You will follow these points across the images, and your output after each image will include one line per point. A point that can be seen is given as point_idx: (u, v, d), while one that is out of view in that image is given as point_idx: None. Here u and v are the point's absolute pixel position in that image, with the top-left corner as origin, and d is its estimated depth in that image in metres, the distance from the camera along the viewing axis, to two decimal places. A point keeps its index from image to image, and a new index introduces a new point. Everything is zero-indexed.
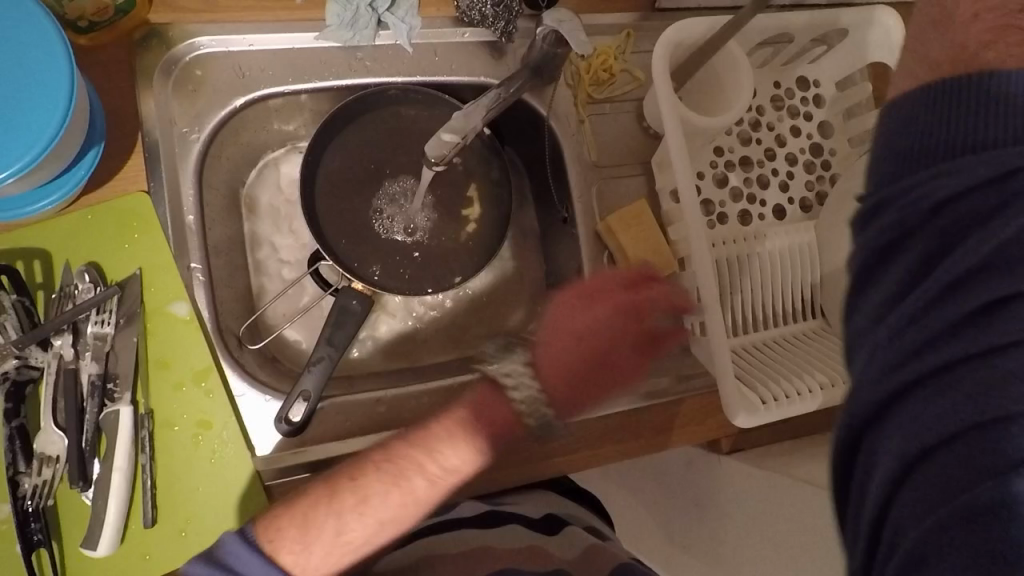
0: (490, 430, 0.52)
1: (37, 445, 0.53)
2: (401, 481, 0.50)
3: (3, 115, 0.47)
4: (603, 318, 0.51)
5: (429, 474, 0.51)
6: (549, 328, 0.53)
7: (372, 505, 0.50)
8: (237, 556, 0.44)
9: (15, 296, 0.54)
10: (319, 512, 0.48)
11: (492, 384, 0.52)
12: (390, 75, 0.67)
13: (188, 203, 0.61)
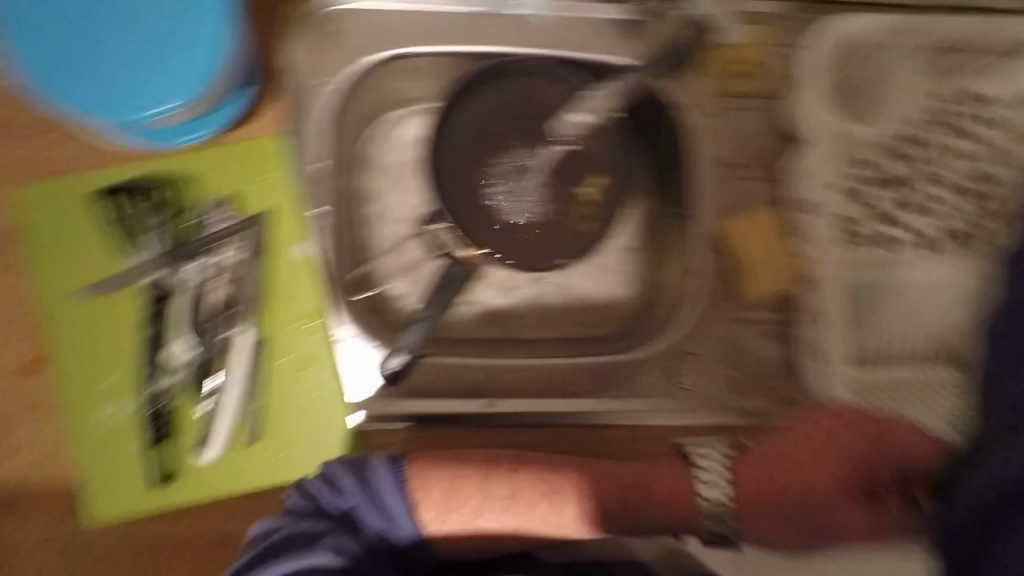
0: (670, 492, 0.57)
1: (164, 353, 0.60)
2: (553, 500, 0.57)
3: (179, 48, 0.53)
4: (818, 450, 0.57)
5: (580, 507, 0.57)
6: (768, 443, 0.58)
7: (515, 504, 0.57)
8: (380, 484, 0.54)
9: (164, 218, 0.61)
10: (466, 485, 0.56)
11: (687, 462, 0.58)
12: (524, 46, 0.69)
13: (313, 152, 0.63)
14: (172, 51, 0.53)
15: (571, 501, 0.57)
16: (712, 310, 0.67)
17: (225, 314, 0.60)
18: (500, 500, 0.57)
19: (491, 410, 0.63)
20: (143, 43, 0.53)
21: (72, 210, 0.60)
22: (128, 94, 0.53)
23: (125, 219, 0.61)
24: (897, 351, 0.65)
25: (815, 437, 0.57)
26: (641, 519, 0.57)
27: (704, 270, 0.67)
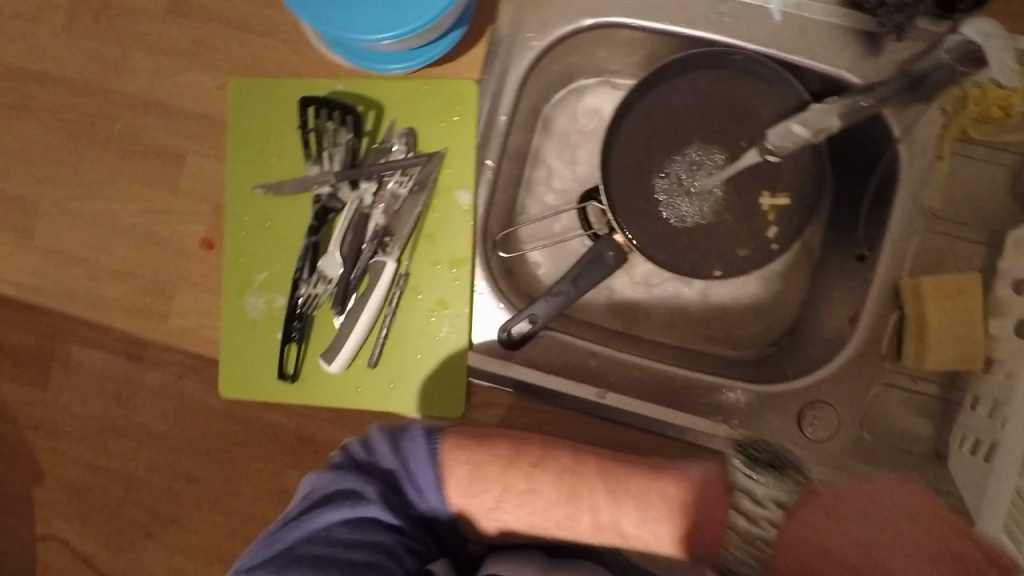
0: (713, 517, 0.56)
1: (321, 262, 0.62)
2: (571, 502, 0.57)
3: None
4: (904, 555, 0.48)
5: (598, 517, 0.57)
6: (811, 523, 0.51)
7: (535, 499, 0.57)
8: (410, 457, 0.56)
9: (349, 137, 0.61)
10: (489, 469, 0.57)
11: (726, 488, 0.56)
12: (745, 39, 0.61)
13: (505, 103, 0.63)
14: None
15: (586, 502, 0.57)
16: (865, 365, 0.62)
17: (377, 241, 0.61)
18: (525, 484, 0.57)
19: (603, 400, 0.61)
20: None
21: (268, 109, 0.63)
22: (344, 10, 0.52)
23: (308, 131, 0.62)
24: None
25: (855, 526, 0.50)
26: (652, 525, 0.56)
27: (864, 320, 0.62)
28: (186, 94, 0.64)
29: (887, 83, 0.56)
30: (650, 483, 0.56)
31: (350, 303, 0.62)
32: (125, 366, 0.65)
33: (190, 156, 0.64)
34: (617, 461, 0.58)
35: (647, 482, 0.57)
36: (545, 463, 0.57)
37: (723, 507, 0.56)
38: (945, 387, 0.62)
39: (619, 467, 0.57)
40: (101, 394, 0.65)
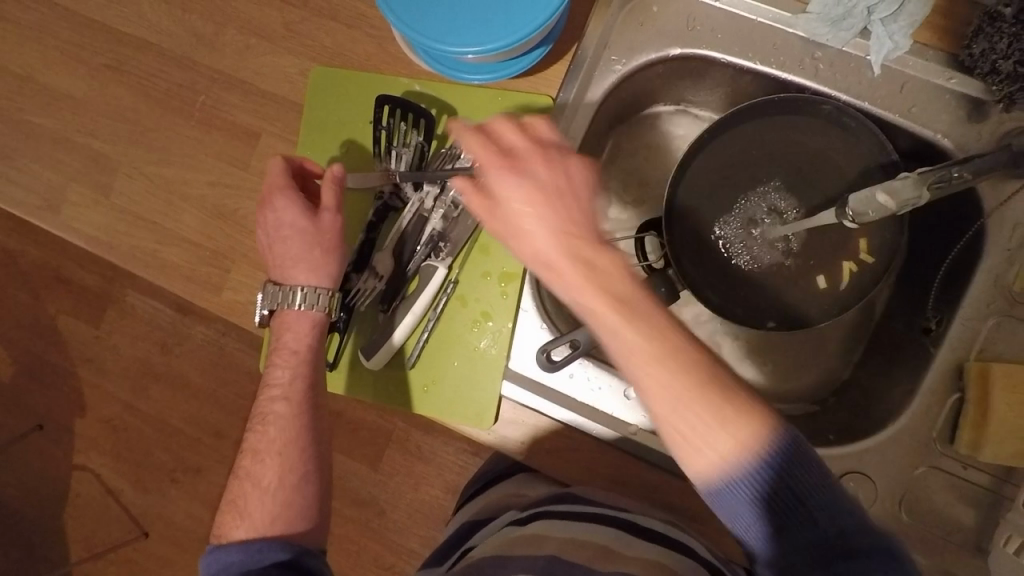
0: (298, 329, 0.59)
1: (375, 258, 0.62)
2: (264, 421, 0.58)
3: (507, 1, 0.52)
4: (291, 248, 0.58)
5: (273, 396, 0.59)
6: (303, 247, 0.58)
7: (259, 479, 0.56)
8: (236, 543, 0.53)
9: (420, 139, 0.61)
10: (249, 490, 0.56)
11: (293, 319, 0.59)
12: (838, 89, 0.59)
13: (578, 126, 0.62)
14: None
15: (275, 409, 0.58)
16: (913, 444, 0.59)
17: (430, 245, 0.62)
18: (258, 468, 0.57)
19: (629, 436, 0.60)
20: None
21: (346, 101, 0.64)
22: (438, 19, 0.52)
23: (381, 128, 0.61)
24: None
25: (289, 238, 0.58)
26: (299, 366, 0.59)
27: (919, 397, 0.59)
28: (268, 76, 0.66)
29: (986, 156, 0.53)
30: (273, 393, 0.59)
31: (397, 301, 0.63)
32: None
33: (265, 136, 0.66)
34: (251, 423, 0.59)
35: (263, 411, 0.59)
36: (253, 447, 0.58)
37: (296, 323, 0.59)
38: (998, 480, 0.58)
39: (271, 421, 0.58)
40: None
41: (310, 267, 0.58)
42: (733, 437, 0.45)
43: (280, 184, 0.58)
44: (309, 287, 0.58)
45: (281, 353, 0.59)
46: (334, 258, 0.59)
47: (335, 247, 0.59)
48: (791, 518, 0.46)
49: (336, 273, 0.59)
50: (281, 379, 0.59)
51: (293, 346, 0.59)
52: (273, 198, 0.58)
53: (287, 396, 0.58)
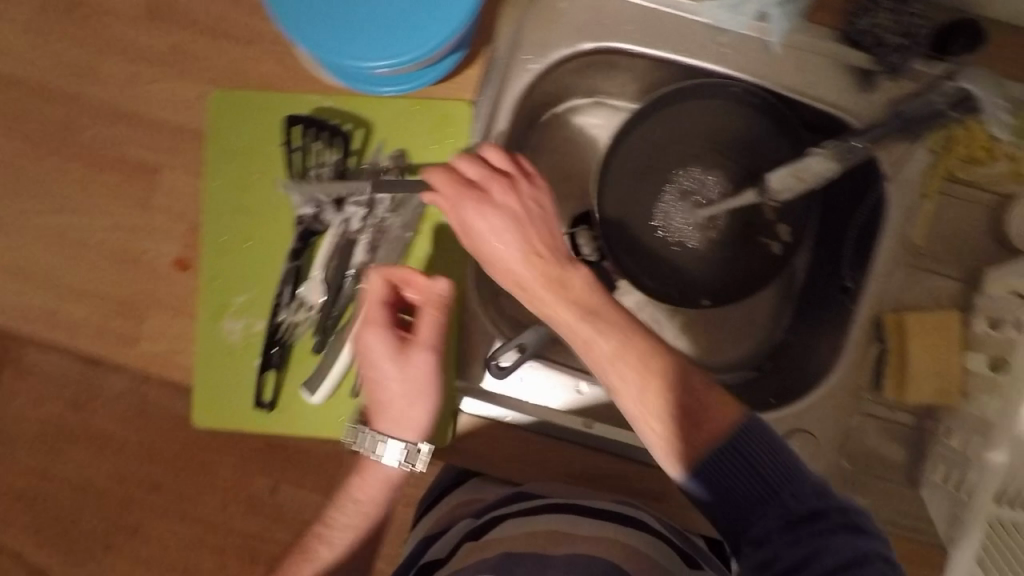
0: (377, 480, 0.56)
1: (302, 287, 0.60)
2: (297, 563, 0.54)
3: (417, 11, 0.50)
4: (386, 397, 0.55)
5: (321, 536, 0.55)
6: (396, 394, 0.55)
7: None
8: None
9: (337, 159, 0.60)
10: None
11: (371, 468, 0.56)
12: (743, 70, 0.60)
13: (501, 128, 0.60)
14: (400, 5, 0.50)
15: (314, 552, 0.54)
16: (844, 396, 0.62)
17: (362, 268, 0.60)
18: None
19: (589, 430, 0.61)
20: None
21: (250, 124, 0.60)
22: (344, 33, 0.50)
23: (293, 150, 0.60)
24: None
25: (383, 383, 0.55)
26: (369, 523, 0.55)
27: (846, 350, 0.62)
28: (161, 105, 0.61)
29: (880, 125, 0.56)
30: (326, 536, 0.55)
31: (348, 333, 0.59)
32: (83, 369, 0.63)
33: (166, 171, 0.61)
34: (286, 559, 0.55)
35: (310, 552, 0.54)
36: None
37: (374, 471, 0.56)
38: (920, 418, 0.63)
39: (304, 565, 0.53)
40: (56, 400, 0.64)
41: (409, 420, 0.55)
42: (657, 410, 0.45)
43: (383, 317, 0.54)
44: (405, 442, 0.55)
45: (349, 499, 0.56)
46: (431, 409, 0.55)
47: (429, 400, 0.55)
48: (793, 539, 0.42)
49: (429, 423, 0.56)
50: (341, 523, 0.55)
51: (363, 494, 0.56)
52: (369, 330, 0.54)
53: (337, 546, 0.54)
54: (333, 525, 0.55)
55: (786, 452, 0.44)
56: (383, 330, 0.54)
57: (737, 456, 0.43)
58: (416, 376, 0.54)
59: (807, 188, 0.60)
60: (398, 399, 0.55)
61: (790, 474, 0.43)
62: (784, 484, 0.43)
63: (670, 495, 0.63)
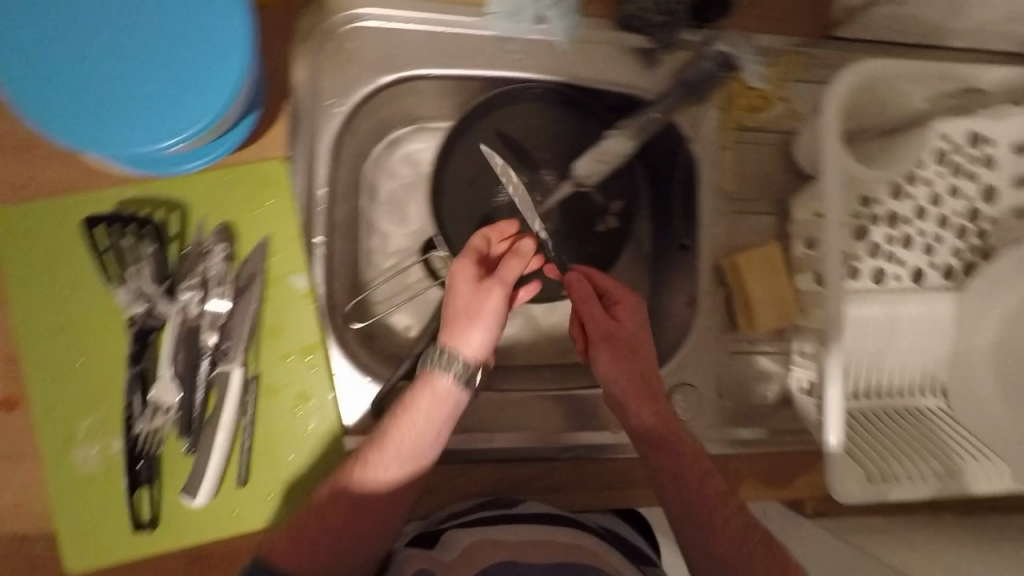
0: (430, 417, 0.54)
1: (152, 392, 0.56)
2: (355, 474, 0.53)
3: (184, 76, 0.44)
4: (454, 316, 0.55)
5: (378, 447, 0.53)
6: (467, 311, 0.54)
7: (316, 529, 0.52)
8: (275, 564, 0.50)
9: (154, 248, 0.56)
10: (299, 522, 0.52)
11: (432, 389, 0.54)
12: (538, 72, 0.64)
13: (321, 176, 0.60)
14: (164, 71, 0.43)
15: (369, 472, 0.53)
16: (710, 342, 0.69)
17: (216, 352, 0.57)
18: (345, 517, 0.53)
19: (491, 443, 0.64)
20: (122, 56, 0.43)
21: (49, 237, 0.55)
22: (117, 123, 0.43)
23: (103, 252, 0.56)
24: (887, 385, 0.68)
25: (456, 297, 0.55)
26: (434, 439, 0.54)
27: (700, 300, 0.68)
28: None
29: (667, 95, 0.62)
30: (386, 444, 0.53)
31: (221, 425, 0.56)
32: None
33: None
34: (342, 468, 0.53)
35: (365, 486, 0.53)
36: (329, 509, 0.52)
37: (429, 412, 0.54)
38: (777, 342, 0.70)
39: (364, 471, 0.53)
40: None
41: (473, 326, 0.54)
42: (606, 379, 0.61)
43: (474, 256, 0.57)
44: (460, 360, 0.54)
45: (411, 409, 0.54)
46: (495, 321, 0.55)
47: (496, 327, 0.55)
48: None
49: (487, 347, 0.55)
50: (397, 439, 0.53)
51: (421, 411, 0.53)
52: (460, 259, 0.56)
53: (394, 463, 0.53)
54: (393, 433, 0.53)
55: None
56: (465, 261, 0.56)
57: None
58: (490, 302, 0.54)
59: (609, 164, 0.66)
60: (467, 311, 0.54)
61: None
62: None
63: (581, 483, 0.66)
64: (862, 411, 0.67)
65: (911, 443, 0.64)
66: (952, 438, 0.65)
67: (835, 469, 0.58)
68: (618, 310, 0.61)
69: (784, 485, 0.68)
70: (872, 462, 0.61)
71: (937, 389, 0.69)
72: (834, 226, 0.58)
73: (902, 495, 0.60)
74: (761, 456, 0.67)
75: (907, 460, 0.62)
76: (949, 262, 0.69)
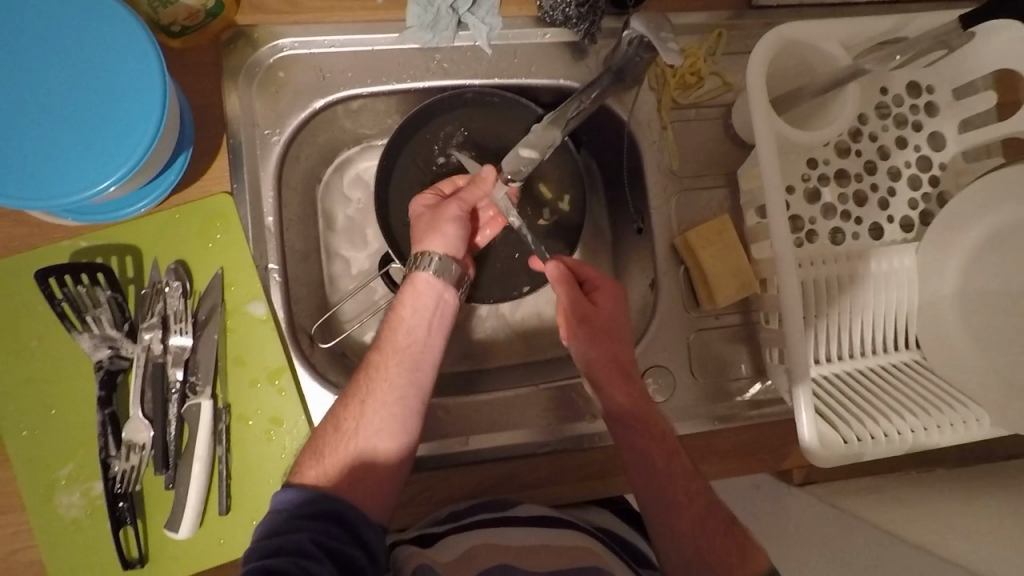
0: (421, 309, 0.59)
1: (125, 432, 0.57)
2: (367, 375, 0.56)
3: (106, 122, 0.47)
4: (421, 227, 0.62)
5: (383, 348, 0.58)
6: (431, 217, 0.62)
7: (344, 435, 0.54)
8: (305, 485, 0.50)
9: (109, 292, 0.57)
10: (327, 436, 0.54)
11: (415, 287, 0.60)
12: (467, 77, 0.67)
13: (268, 205, 0.62)
14: (87, 120, 0.46)
15: (379, 369, 0.57)
16: (675, 321, 0.69)
17: (183, 388, 0.58)
18: (359, 416, 0.54)
19: (467, 446, 0.65)
20: (47, 112, 0.46)
21: (13, 295, 0.57)
22: (48, 174, 0.46)
23: (59, 302, 0.56)
24: (860, 343, 0.67)
25: (422, 214, 0.63)
26: (428, 334, 0.59)
27: (661, 280, 0.69)
28: None
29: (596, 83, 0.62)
30: (387, 343, 0.58)
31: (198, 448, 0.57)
32: None
33: None
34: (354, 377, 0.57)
35: (370, 384, 0.56)
36: (344, 415, 0.55)
37: (417, 305, 0.59)
38: (744, 313, 0.70)
39: (375, 369, 0.57)
40: None
41: (437, 232, 0.62)
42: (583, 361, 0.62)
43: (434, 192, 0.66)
44: (432, 257, 0.60)
45: (405, 303, 0.60)
46: (458, 222, 0.62)
47: (462, 228, 0.63)
48: None
49: (458, 243, 0.62)
50: (396, 344, 0.58)
51: (411, 306, 0.59)
52: (421, 195, 0.65)
53: (398, 361, 0.57)
54: (392, 334, 0.58)
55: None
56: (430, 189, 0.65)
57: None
58: (450, 206, 0.63)
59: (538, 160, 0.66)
60: (432, 219, 0.62)
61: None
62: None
63: (563, 475, 0.66)
64: (835, 372, 0.66)
65: (885, 401, 0.63)
66: (932, 392, 0.64)
67: (808, 431, 0.58)
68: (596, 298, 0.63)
69: (767, 455, 0.67)
70: (845, 424, 0.60)
71: (911, 342, 0.68)
72: (773, 188, 0.57)
73: (878, 455, 0.59)
74: (741, 429, 0.67)
75: (884, 418, 0.61)
76: (907, 214, 0.71)
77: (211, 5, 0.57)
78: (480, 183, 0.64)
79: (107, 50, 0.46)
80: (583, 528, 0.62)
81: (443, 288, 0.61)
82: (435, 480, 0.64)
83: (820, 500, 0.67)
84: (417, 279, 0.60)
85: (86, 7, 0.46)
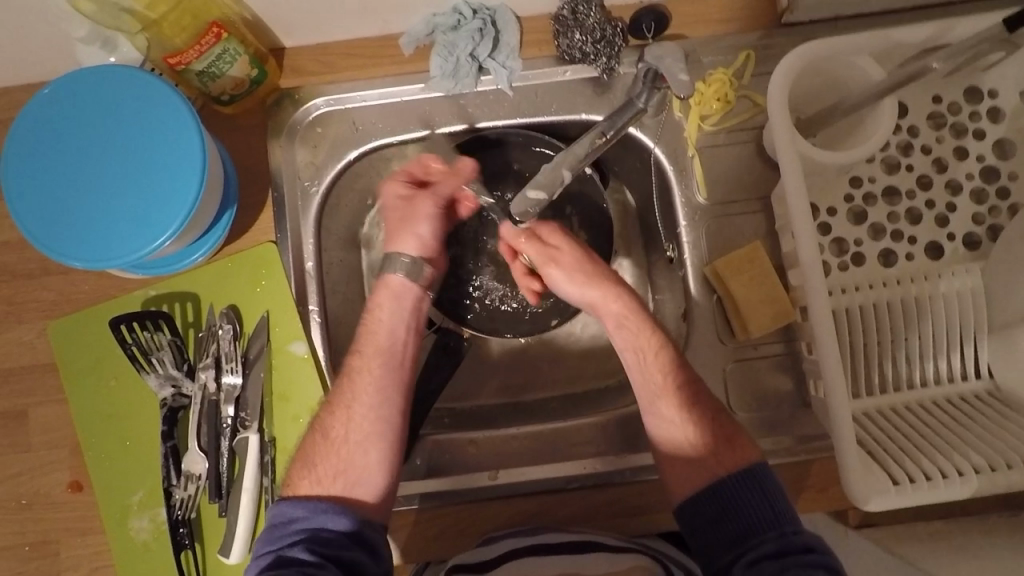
0: (401, 315, 0.62)
1: (185, 463, 0.63)
2: (348, 377, 0.60)
3: (159, 187, 0.53)
4: (391, 221, 0.65)
5: (360, 348, 0.61)
6: (402, 214, 0.65)
7: (331, 439, 0.57)
8: (302, 499, 0.54)
9: (170, 337, 0.64)
10: (319, 444, 0.57)
11: (389, 289, 0.63)
12: (491, 119, 0.69)
13: (309, 250, 0.67)
14: (146, 187, 0.53)
15: (361, 372, 0.60)
16: (710, 352, 0.66)
17: (235, 423, 0.63)
18: (347, 419, 0.58)
19: (496, 480, 0.65)
20: (114, 184, 0.53)
21: (91, 340, 0.65)
22: (109, 236, 0.53)
23: (130, 346, 0.64)
24: (918, 372, 0.62)
25: (397, 207, 0.65)
26: (413, 337, 0.63)
27: (692, 312, 0.67)
28: (15, 352, 0.66)
29: (625, 111, 0.62)
30: (366, 340, 0.61)
31: (245, 482, 0.62)
32: None
33: (32, 409, 0.65)
34: (337, 380, 0.61)
35: (354, 386, 0.59)
36: (332, 422, 0.58)
37: (389, 302, 0.62)
38: (787, 341, 0.66)
39: (359, 371, 0.60)
40: None
41: (409, 232, 0.64)
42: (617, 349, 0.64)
43: (405, 176, 0.66)
44: (404, 255, 0.64)
45: (379, 303, 0.63)
46: (431, 222, 0.65)
47: (439, 228, 0.66)
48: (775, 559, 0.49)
49: (427, 243, 0.65)
50: (378, 346, 0.61)
51: (384, 310, 0.62)
52: (393, 180, 0.66)
53: (381, 363, 0.60)
54: (368, 335, 0.62)
55: (779, 494, 0.53)
56: (404, 174, 0.66)
57: (732, 493, 0.53)
58: (418, 202, 0.64)
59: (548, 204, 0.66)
60: (404, 215, 0.64)
61: (783, 512, 0.52)
62: (786, 519, 0.51)
63: (596, 511, 0.65)
64: (887, 406, 0.62)
65: (947, 438, 0.57)
66: (1005, 426, 0.57)
67: (850, 472, 0.53)
68: (544, 237, 0.65)
69: (817, 494, 0.64)
70: (896, 463, 0.56)
71: (982, 371, 0.62)
72: (800, 213, 0.55)
73: (938, 499, 0.53)
74: (785, 467, 0.64)
75: (943, 455, 0.55)
76: (971, 229, 0.65)
77: (254, 73, 0.62)
78: (456, 176, 0.66)
79: (161, 126, 0.53)
80: (607, 546, 0.59)
81: (421, 291, 0.64)
82: (467, 511, 0.65)
83: (879, 547, 0.61)
84: (394, 288, 0.63)
85: (142, 91, 0.53)
